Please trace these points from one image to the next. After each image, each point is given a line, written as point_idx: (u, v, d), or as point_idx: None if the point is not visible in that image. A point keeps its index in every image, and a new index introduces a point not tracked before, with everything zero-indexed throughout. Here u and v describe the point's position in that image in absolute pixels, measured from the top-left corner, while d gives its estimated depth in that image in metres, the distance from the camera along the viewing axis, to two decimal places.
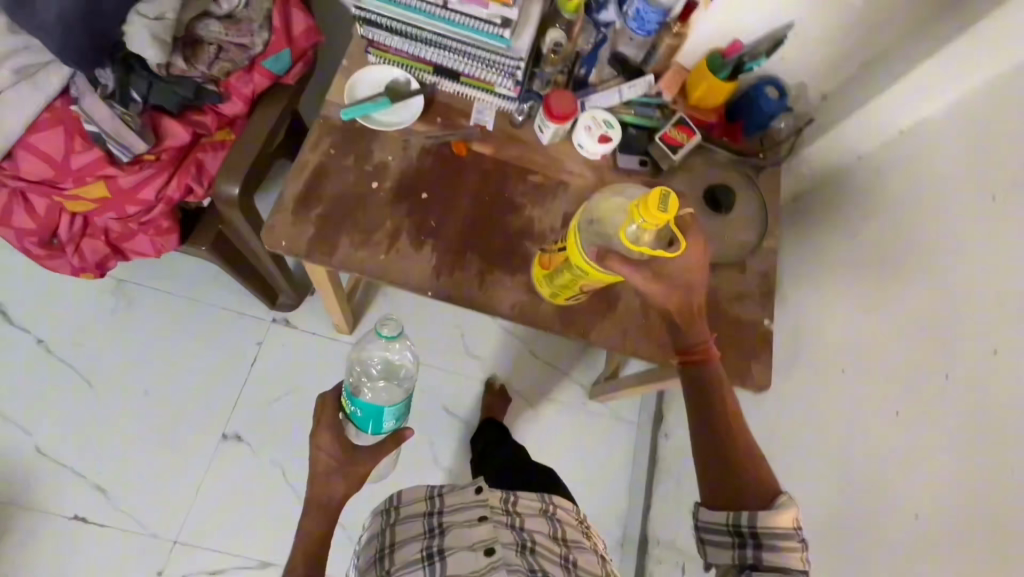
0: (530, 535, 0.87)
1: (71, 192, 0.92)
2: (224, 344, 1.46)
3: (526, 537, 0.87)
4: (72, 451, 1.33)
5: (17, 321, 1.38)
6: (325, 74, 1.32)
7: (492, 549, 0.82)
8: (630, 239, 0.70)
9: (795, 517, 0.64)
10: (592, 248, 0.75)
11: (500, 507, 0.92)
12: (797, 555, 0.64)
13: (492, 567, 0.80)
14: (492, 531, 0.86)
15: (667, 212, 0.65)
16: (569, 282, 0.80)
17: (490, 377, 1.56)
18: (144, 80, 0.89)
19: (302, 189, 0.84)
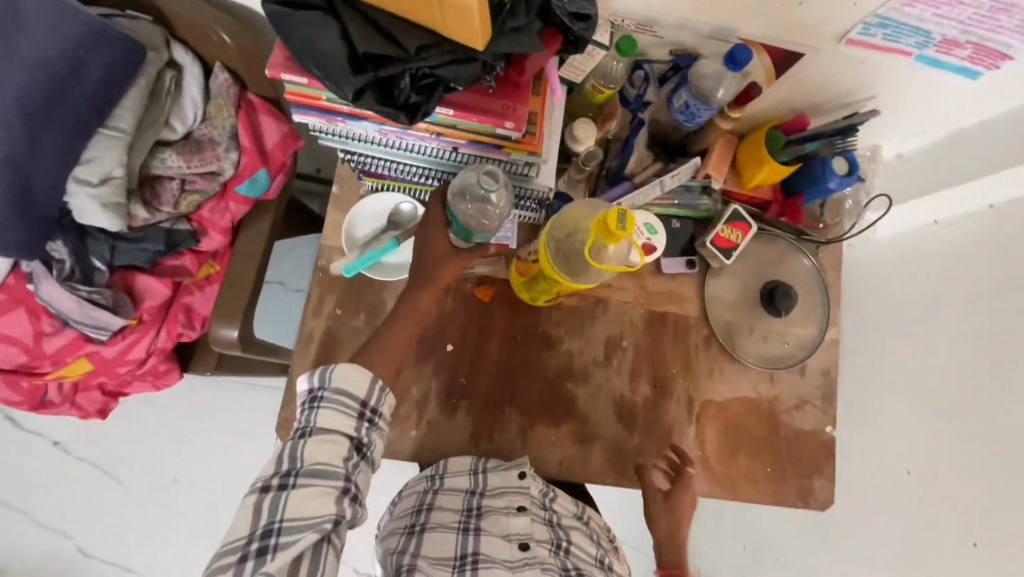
0: (569, 532, 0.79)
1: (51, 373, 0.82)
2: (239, 421, 1.39)
3: (562, 535, 0.79)
4: (114, 548, 1.34)
5: (28, 426, 1.34)
6: (309, 158, 1.18)
7: (529, 543, 0.75)
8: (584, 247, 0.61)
9: None
10: (564, 260, 0.63)
11: (544, 496, 0.79)
12: None
13: (525, 564, 0.73)
14: (531, 523, 0.76)
15: (625, 230, 0.54)
16: (548, 288, 0.73)
17: None
18: (105, 245, 0.77)
19: (314, 366, 0.74)
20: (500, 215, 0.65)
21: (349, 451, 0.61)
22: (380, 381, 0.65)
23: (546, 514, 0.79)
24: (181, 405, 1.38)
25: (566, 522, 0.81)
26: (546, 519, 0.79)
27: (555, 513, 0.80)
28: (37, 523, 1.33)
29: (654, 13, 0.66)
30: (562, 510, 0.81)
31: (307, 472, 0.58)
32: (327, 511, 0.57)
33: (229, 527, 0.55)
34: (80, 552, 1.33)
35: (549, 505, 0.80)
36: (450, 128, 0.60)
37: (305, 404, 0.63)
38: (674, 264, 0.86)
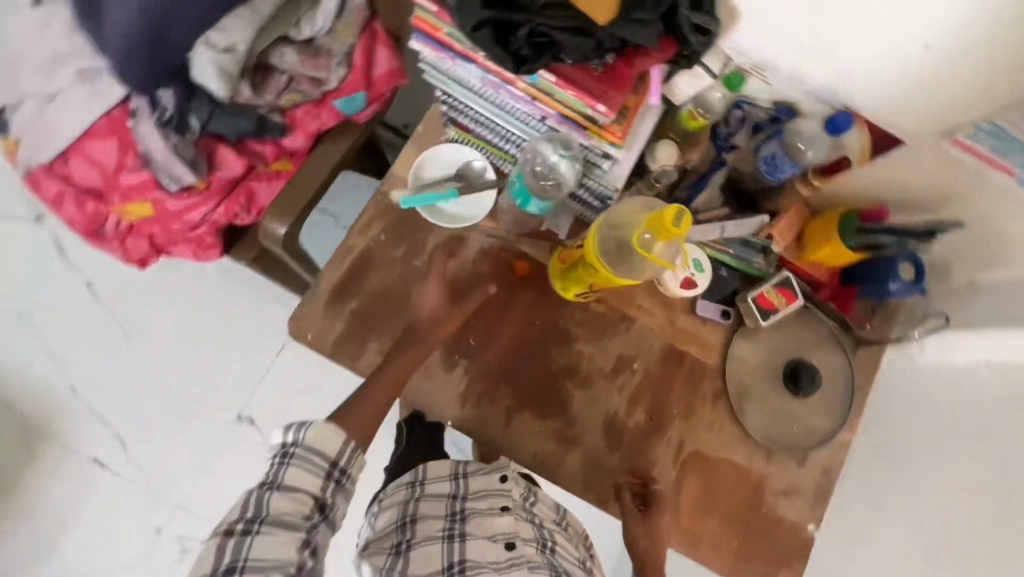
0: (552, 532, 0.87)
1: (117, 205, 0.89)
2: (253, 324, 1.44)
3: (546, 535, 0.86)
4: (101, 398, 1.40)
5: (72, 260, 1.43)
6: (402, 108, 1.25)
7: (514, 542, 0.83)
8: (631, 239, 0.62)
9: None
10: (610, 253, 0.63)
11: (523, 495, 0.89)
12: None
13: (511, 563, 0.82)
14: (515, 522, 0.86)
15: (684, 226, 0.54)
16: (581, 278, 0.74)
17: None
18: (206, 108, 0.82)
19: (342, 277, 0.77)
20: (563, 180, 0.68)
21: (312, 510, 0.68)
22: (352, 443, 0.71)
23: (528, 515, 0.88)
24: (207, 291, 1.44)
25: (548, 523, 0.88)
26: (530, 520, 0.87)
27: (536, 515, 0.88)
28: (46, 350, 1.41)
29: (772, 60, 0.66)
30: (541, 512, 0.89)
31: (270, 521, 0.64)
32: (288, 556, 0.63)
33: (196, 563, 0.62)
34: (71, 391, 1.40)
35: (532, 509, 0.89)
36: (546, 95, 0.62)
37: (277, 457, 0.69)
38: (709, 309, 0.85)
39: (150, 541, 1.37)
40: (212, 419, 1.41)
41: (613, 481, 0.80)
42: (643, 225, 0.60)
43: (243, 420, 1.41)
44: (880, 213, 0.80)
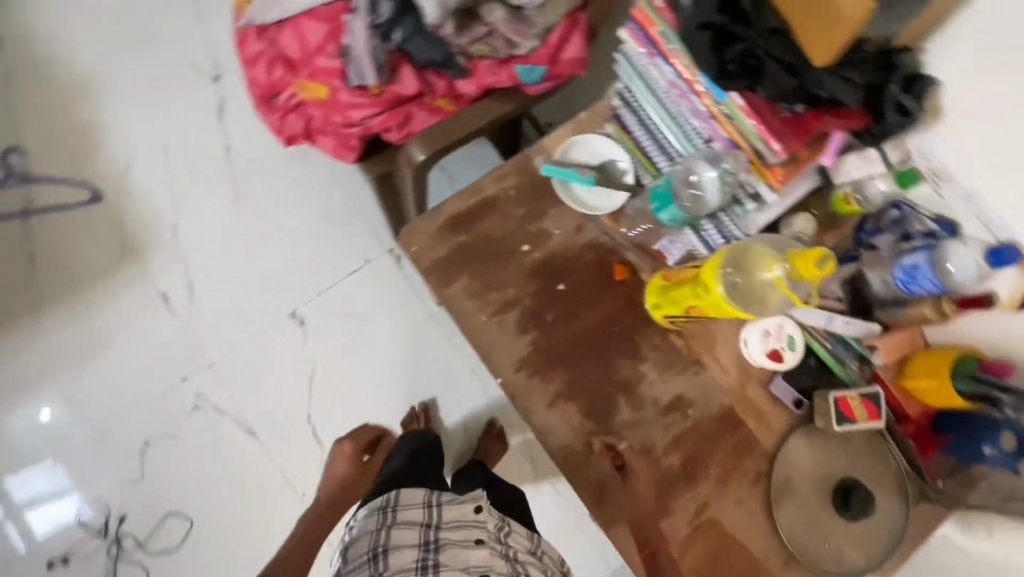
0: (522, 565, 1.10)
1: (300, 80, 0.99)
2: (343, 240, 1.55)
3: (516, 564, 1.10)
4: (192, 245, 1.52)
5: (225, 122, 1.58)
6: (554, 107, 1.38)
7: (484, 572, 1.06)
8: (760, 277, 0.64)
9: None
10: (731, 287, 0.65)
11: (493, 526, 1.14)
12: None
13: None
14: (486, 555, 1.09)
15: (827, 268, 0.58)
16: (682, 298, 0.74)
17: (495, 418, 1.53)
18: (412, 27, 0.92)
19: (463, 212, 0.81)
20: (703, 204, 0.70)
21: None
22: None
23: (499, 547, 1.12)
24: (319, 195, 1.56)
25: (517, 553, 1.12)
26: (500, 552, 1.11)
27: (508, 547, 1.12)
28: (167, 185, 1.54)
29: (954, 169, 0.67)
30: (511, 543, 1.13)
31: None
32: None
33: None
34: (171, 228, 1.52)
35: (503, 538, 1.13)
36: (728, 117, 0.65)
37: None
38: (784, 391, 0.82)
39: (170, 386, 1.46)
40: (272, 305, 1.51)
41: (627, 509, 0.77)
42: (770, 266, 0.62)
43: (296, 317, 1.50)
44: (1004, 369, 0.75)
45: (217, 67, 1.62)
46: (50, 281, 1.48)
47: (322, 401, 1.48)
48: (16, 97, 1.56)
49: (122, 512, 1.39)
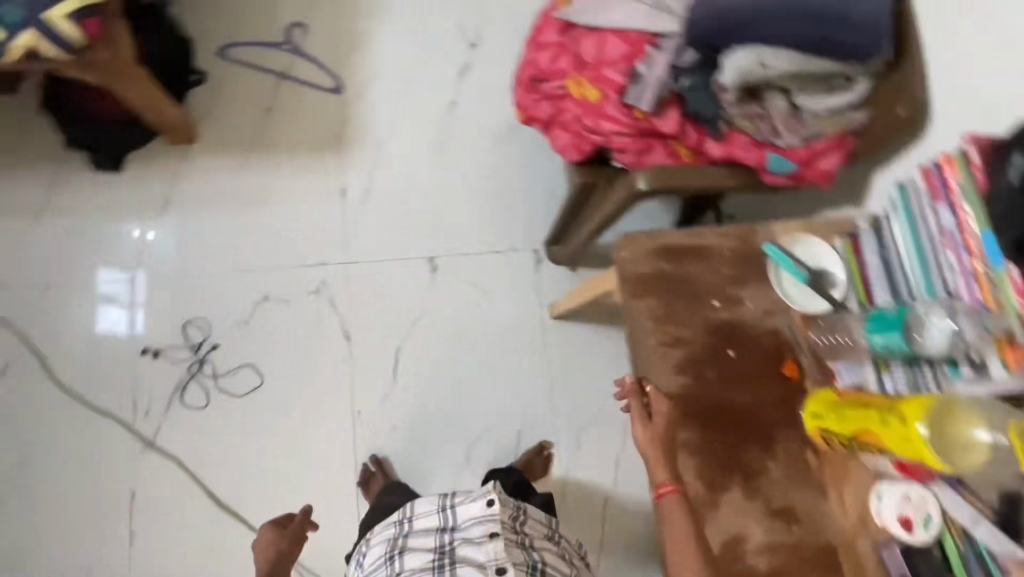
0: (541, 557, 1.10)
1: (577, 79, 1.10)
2: (503, 224, 1.68)
3: (534, 560, 1.08)
4: (384, 163, 1.69)
5: (461, 82, 1.77)
6: (749, 208, 1.47)
7: (502, 568, 1.03)
8: (966, 433, 0.67)
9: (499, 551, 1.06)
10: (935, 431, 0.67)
11: (507, 516, 1.12)
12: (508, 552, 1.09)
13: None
14: (502, 549, 1.06)
15: None
16: (859, 421, 0.75)
17: (548, 444, 1.56)
18: (700, 81, 1.02)
19: (679, 246, 0.88)
20: (929, 340, 0.76)
21: None
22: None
23: (517, 539, 1.10)
24: (504, 177, 1.70)
25: (535, 545, 1.12)
26: (518, 543, 1.09)
27: (525, 538, 1.12)
28: (392, 107, 1.73)
29: None
30: (528, 532, 1.14)
31: None
32: None
33: None
34: (376, 141, 1.70)
35: (519, 529, 1.12)
36: (994, 280, 0.72)
37: None
38: (893, 557, 0.79)
39: (307, 266, 1.60)
40: (419, 244, 1.64)
41: None
42: (979, 427, 0.67)
43: (432, 268, 1.62)
44: None
45: (476, 35, 1.81)
46: (264, 135, 1.67)
47: (415, 345, 1.58)
48: None
49: (218, 342, 1.53)
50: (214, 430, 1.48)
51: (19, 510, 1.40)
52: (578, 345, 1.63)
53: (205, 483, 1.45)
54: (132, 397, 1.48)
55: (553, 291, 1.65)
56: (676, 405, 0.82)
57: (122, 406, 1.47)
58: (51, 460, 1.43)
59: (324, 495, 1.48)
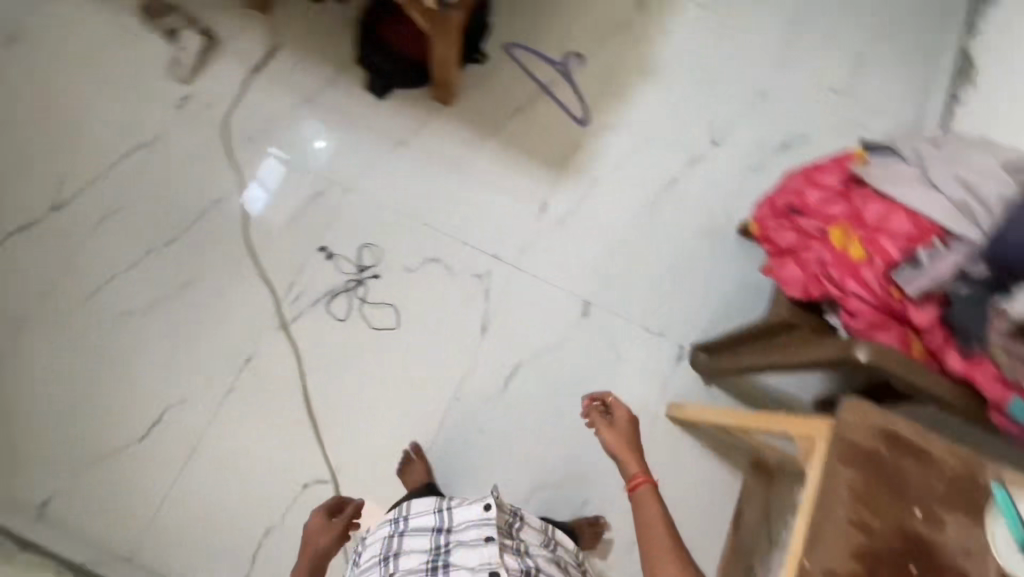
0: (535, 559, 1.25)
1: (843, 229, 1.13)
2: (663, 309, 1.71)
3: (529, 564, 1.22)
4: (589, 203, 1.77)
5: (689, 169, 1.83)
6: None
7: (495, 570, 1.16)
8: None
9: (506, 508, 1.29)
10: None
11: (504, 522, 1.27)
12: (509, 521, 1.29)
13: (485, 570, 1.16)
14: (495, 556, 1.18)
15: None
16: None
17: (603, 524, 1.56)
18: (978, 295, 1.00)
19: (905, 438, 0.87)
20: None
21: None
22: None
23: (513, 542, 1.25)
24: (684, 268, 1.75)
25: (530, 550, 1.26)
26: (514, 547, 1.24)
27: (521, 543, 1.26)
28: (620, 159, 1.82)
29: None
30: (525, 535, 1.29)
31: None
32: None
33: None
34: (593, 181, 1.79)
35: (514, 535, 1.27)
36: None
37: None
38: None
39: (482, 252, 1.69)
40: (583, 286, 1.70)
41: None
42: None
43: (584, 313, 1.67)
44: None
45: (721, 135, 1.87)
46: (506, 126, 1.80)
47: (535, 370, 1.62)
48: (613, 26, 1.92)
49: (380, 274, 1.64)
50: (339, 345, 1.57)
51: (158, 322, 1.54)
52: (673, 450, 1.62)
53: (308, 385, 1.54)
54: (291, 281, 1.61)
55: (677, 390, 1.66)
56: (634, 420, 1.31)
57: (280, 284, 1.60)
58: (205, 295, 1.57)
59: (394, 452, 1.53)
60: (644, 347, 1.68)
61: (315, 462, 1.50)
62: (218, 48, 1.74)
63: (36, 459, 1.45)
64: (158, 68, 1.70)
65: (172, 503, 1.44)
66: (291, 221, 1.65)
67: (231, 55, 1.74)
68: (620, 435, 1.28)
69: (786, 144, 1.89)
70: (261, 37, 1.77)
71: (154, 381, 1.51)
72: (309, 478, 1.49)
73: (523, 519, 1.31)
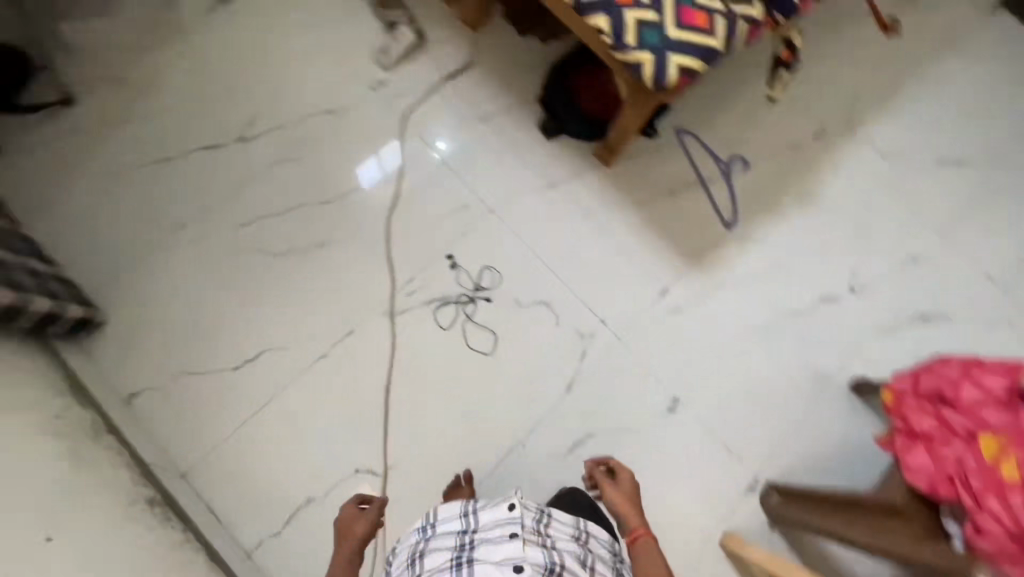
0: (562, 553, 1.10)
1: (995, 442, 1.10)
2: (749, 434, 1.65)
3: (555, 558, 1.08)
4: (709, 303, 1.76)
5: (818, 305, 1.79)
6: None
7: (518, 565, 1.05)
8: None
9: (525, 501, 1.16)
10: None
11: (530, 518, 1.14)
12: (533, 515, 1.15)
13: (507, 563, 1.06)
14: (518, 548, 1.08)
15: None
16: None
17: None
18: None
19: None
20: None
21: None
22: None
23: (537, 535, 1.12)
24: (782, 402, 1.69)
25: (556, 543, 1.12)
26: (538, 540, 1.11)
27: (546, 536, 1.13)
28: (753, 272, 1.80)
29: None
30: (553, 528, 1.15)
31: None
32: None
33: None
34: (720, 284, 1.78)
35: (542, 530, 1.13)
36: None
37: None
38: None
39: (592, 313, 1.70)
40: (677, 381, 1.67)
41: None
42: None
43: (670, 410, 1.63)
44: None
45: (861, 283, 1.82)
46: (653, 202, 1.83)
47: (604, 446, 1.60)
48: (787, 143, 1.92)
49: (492, 299, 1.68)
50: (432, 351, 1.62)
51: (286, 270, 1.64)
52: None
53: (393, 377, 1.59)
54: (411, 275, 1.68)
55: (736, 521, 1.59)
56: (633, 480, 1.34)
57: (401, 274, 1.67)
58: (334, 261, 1.66)
59: (447, 472, 1.54)
60: (718, 464, 1.62)
61: (374, 451, 1.53)
62: (423, 49, 1.87)
63: (138, 352, 1.53)
64: (367, 49, 1.85)
65: (238, 439, 1.50)
66: (430, 221, 1.73)
67: (432, 58, 1.87)
68: (623, 492, 1.30)
69: (926, 315, 1.81)
70: (463, 51, 1.90)
71: (263, 321, 1.59)
72: (362, 464, 1.52)
73: (544, 515, 1.16)
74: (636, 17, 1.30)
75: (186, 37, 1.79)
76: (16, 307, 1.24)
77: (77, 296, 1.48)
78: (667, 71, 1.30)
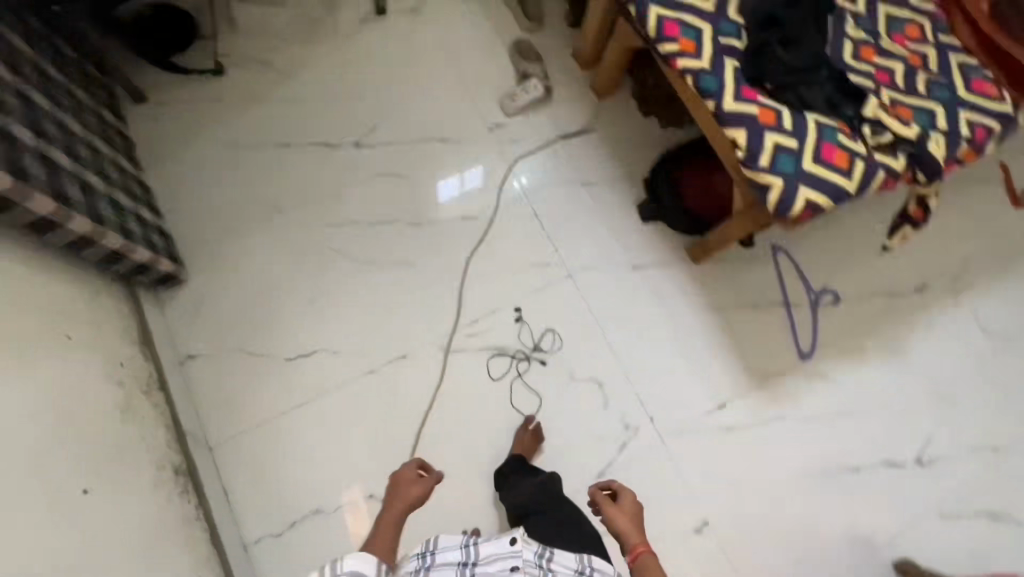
0: None
1: None
2: None
3: None
4: (764, 431, 1.68)
5: (880, 467, 1.67)
6: None
7: None
8: None
9: (522, 538, 1.13)
10: None
11: (531, 553, 1.12)
12: (535, 553, 1.13)
13: None
14: None
15: None
16: None
17: None
18: None
19: None
20: None
21: None
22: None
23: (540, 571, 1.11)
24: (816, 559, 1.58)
25: None
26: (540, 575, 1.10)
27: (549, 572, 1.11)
28: (818, 412, 1.71)
29: None
30: (556, 564, 1.13)
31: None
32: None
33: None
34: (780, 414, 1.70)
35: (542, 565, 1.12)
36: None
37: None
38: None
39: (642, 406, 1.66)
40: (711, 502, 1.60)
41: None
42: None
43: (697, 531, 1.55)
44: None
45: (932, 457, 1.70)
46: (731, 310, 1.78)
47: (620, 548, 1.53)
48: (886, 289, 1.84)
49: (546, 362, 1.67)
50: (476, 398, 1.61)
51: (362, 279, 1.67)
52: None
53: (431, 413, 1.58)
54: (476, 317, 1.68)
55: None
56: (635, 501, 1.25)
57: (466, 313, 1.67)
58: (408, 283, 1.69)
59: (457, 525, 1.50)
60: None
61: None
62: (547, 104, 1.92)
63: (206, 318, 1.58)
64: (495, 91, 1.91)
65: (271, 429, 1.52)
66: (509, 270, 1.74)
67: (552, 114, 1.91)
68: (624, 512, 1.21)
69: (996, 513, 1.66)
70: (583, 115, 1.93)
71: (326, 321, 1.62)
72: (377, 491, 1.50)
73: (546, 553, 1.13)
74: (775, 141, 1.29)
75: (337, 39, 1.90)
76: (119, 254, 1.31)
77: (174, 254, 1.55)
78: (794, 203, 1.27)
